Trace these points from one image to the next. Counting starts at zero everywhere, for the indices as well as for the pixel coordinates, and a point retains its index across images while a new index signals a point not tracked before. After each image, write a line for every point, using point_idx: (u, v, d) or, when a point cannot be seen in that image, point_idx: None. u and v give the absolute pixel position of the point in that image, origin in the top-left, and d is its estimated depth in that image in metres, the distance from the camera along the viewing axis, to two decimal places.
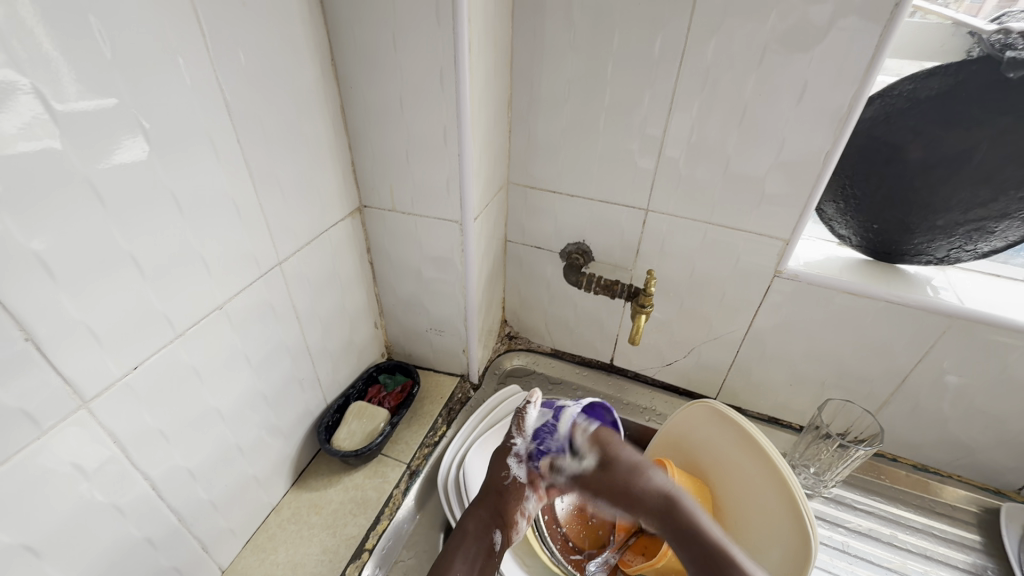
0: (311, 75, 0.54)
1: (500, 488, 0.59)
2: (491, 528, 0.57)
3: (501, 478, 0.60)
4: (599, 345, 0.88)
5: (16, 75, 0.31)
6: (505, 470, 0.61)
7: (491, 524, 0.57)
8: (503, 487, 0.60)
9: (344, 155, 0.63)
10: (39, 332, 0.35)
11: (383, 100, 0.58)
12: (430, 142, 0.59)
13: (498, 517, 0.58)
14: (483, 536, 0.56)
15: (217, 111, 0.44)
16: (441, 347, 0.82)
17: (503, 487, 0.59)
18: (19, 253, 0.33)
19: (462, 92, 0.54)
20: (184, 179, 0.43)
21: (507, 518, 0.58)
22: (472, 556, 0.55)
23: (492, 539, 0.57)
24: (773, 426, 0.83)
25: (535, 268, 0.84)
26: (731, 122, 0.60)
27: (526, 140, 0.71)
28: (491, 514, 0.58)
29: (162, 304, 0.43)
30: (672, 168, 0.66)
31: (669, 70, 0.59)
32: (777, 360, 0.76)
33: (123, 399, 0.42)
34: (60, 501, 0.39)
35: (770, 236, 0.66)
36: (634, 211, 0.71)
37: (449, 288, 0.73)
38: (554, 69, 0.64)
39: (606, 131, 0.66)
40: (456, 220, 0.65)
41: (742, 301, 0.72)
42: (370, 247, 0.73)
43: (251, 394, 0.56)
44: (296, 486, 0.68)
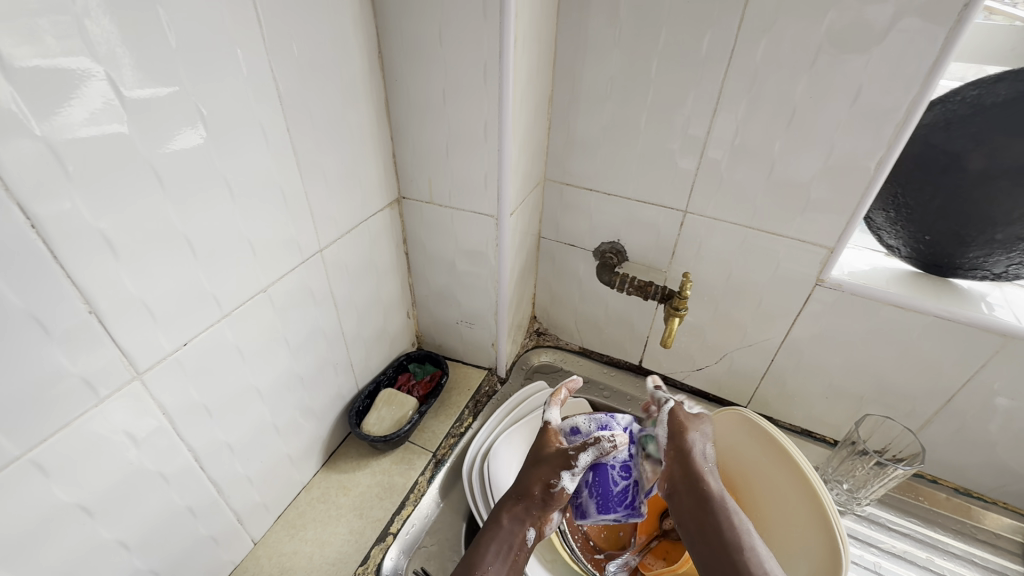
0: (358, 66, 0.55)
1: (535, 459, 0.57)
2: (525, 525, 0.54)
3: (547, 484, 0.55)
4: (629, 346, 0.88)
5: (91, 64, 0.33)
6: (556, 478, 0.54)
7: (526, 520, 0.54)
8: (546, 492, 0.54)
9: (386, 147, 0.64)
10: (101, 305, 0.37)
11: (426, 94, 0.59)
12: (470, 136, 0.60)
13: (536, 515, 0.54)
14: (513, 531, 0.53)
15: (270, 99, 0.46)
16: (471, 339, 0.83)
17: (548, 490, 0.54)
18: (86, 229, 0.35)
19: (505, 87, 0.54)
20: (236, 166, 0.44)
21: (540, 518, 0.54)
22: (504, 550, 0.52)
23: (525, 536, 0.54)
24: (807, 439, 0.80)
25: (568, 266, 0.84)
26: (779, 124, 0.58)
27: (565, 136, 0.71)
28: (531, 509, 0.54)
29: (211, 285, 0.45)
30: (713, 170, 0.64)
31: (716, 70, 0.58)
32: (813, 371, 0.74)
33: (173, 373, 0.44)
34: (113, 464, 0.41)
35: (814, 243, 0.64)
36: (672, 212, 0.70)
37: (482, 282, 0.74)
38: (597, 66, 0.63)
39: (647, 130, 0.65)
40: (492, 215, 0.65)
41: (780, 309, 0.71)
42: (406, 238, 0.74)
43: (288, 375, 0.58)
44: (327, 467, 0.70)
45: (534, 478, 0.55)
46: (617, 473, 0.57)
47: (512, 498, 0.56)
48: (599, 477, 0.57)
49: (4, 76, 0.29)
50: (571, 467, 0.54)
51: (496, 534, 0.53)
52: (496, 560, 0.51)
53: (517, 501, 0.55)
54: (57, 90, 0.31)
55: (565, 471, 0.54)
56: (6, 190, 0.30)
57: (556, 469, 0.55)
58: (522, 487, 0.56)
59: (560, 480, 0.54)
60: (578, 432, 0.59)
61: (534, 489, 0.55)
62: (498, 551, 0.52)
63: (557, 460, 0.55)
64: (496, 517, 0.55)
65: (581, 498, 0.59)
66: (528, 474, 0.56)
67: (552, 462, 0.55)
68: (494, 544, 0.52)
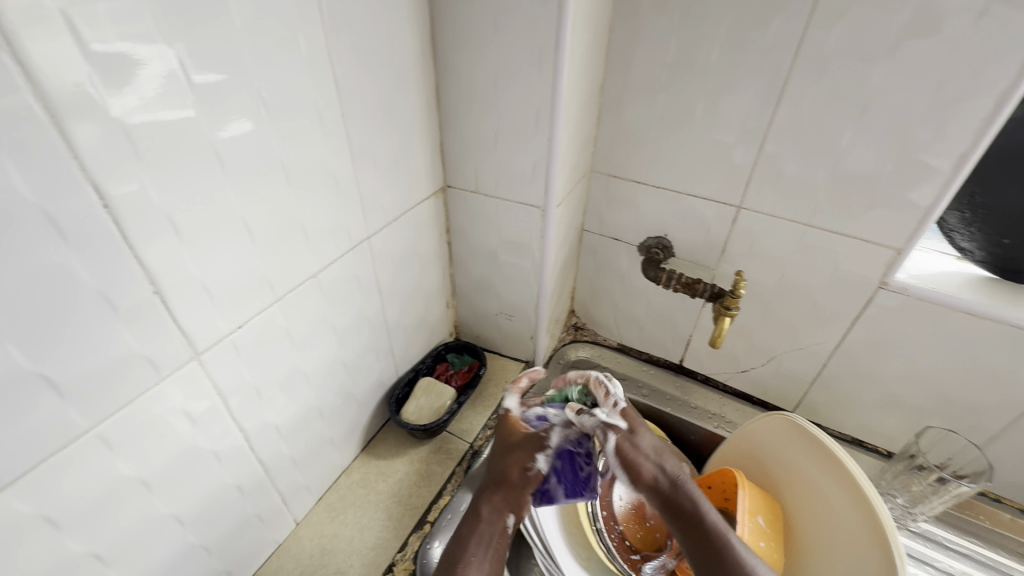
0: (411, 52, 0.55)
1: (506, 446, 0.61)
2: (503, 514, 0.58)
3: (524, 471, 0.59)
4: (670, 344, 0.85)
5: (165, 47, 0.33)
6: (529, 463, 0.59)
7: (505, 511, 0.57)
8: (512, 479, 0.58)
9: (434, 134, 0.63)
10: (165, 286, 0.37)
11: (477, 81, 0.58)
12: (520, 124, 0.58)
13: (513, 505, 0.58)
14: (494, 520, 0.57)
15: (327, 84, 0.46)
16: (509, 331, 0.82)
17: (525, 475, 0.58)
18: (153, 209, 0.35)
19: (560, 73, 0.53)
20: (292, 150, 0.44)
21: (521, 512, 0.59)
22: (487, 544, 0.55)
23: (505, 524, 0.57)
24: (857, 449, 0.77)
25: (610, 260, 0.82)
26: (850, 115, 0.55)
27: (615, 126, 0.69)
28: (508, 502, 0.58)
29: (265, 268, 0.45)
30: (773, 164, 0.61)
31: (783, 57, 0.55)
32: (869, 378, 0.70)
33: (227, 354, 0.44)
34: (172, 442, 0.42)
35: (880, 243, 0.60)
36: (725, 207, 0.67)
37: (523, 274, 0.73)
38: (654, 52, 0.61)
39: (703, 121, 0.62)
40: (539, 206, 0.64)
41: (837, 312, 0.67)
42: (449, 228, 0.73)
43: (333, 360, 0.59)
44: (367, 452, 0.71)
45: (511, 465, 0.59)
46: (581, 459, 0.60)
47: (489, 490, 0.58)
48: (563, 450, 0.59)
49: (85, 58, 0.29)
50: (546, 450, 0.59)
51: (474, 534, 0.55)
52: (487, 563, 0.54)
53: (490, 489, 0.58)
54: (119, 72, 0.31)
55: (541, 453, 0.59)
56: (83, 170, 0.31)
57: (531, 453, 0.59)
58: (500, 473, 0.59)
59: (539, 463, 0.59)
60: (545, 419, 0.62)
61: (512, 475, 0.58)
62: (479, 543, 0.55)
63: (531, 442, 0.59)
64: (475, 510, 0.57)
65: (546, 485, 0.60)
66: (502, 462, 0.59)
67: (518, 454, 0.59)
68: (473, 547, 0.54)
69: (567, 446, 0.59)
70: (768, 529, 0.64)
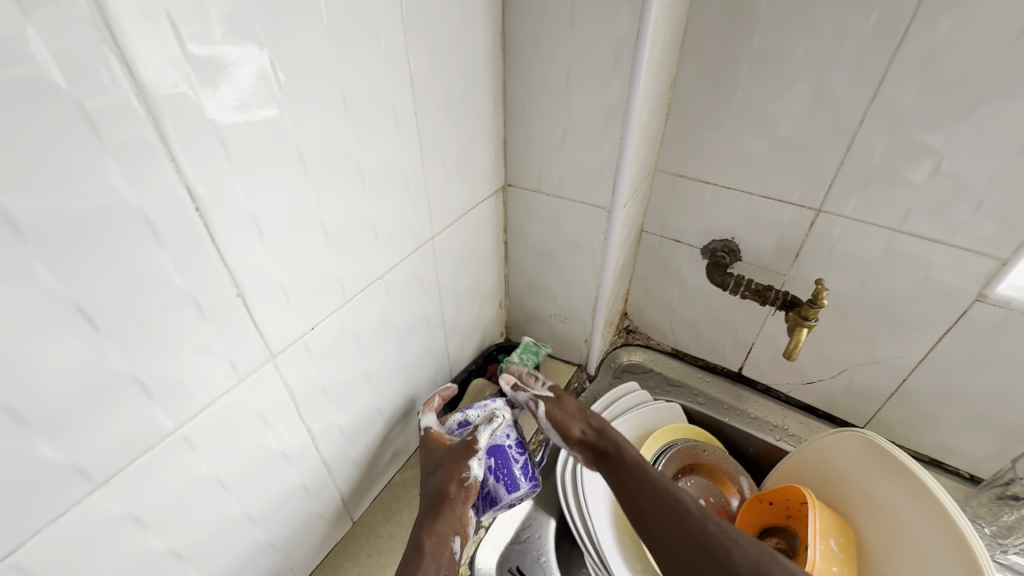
0: (482, 46, 0.53)
1: (432, 466, 0.56)
2: (449, 538, 0.51)
3: (461, 482, 0.53)
4: (729, 351, 0.82)
5: (258, 49, 0.32)
6: (466, 471, 0.54)
7: (451, 532, 0.51)
8: (456, 490, 0.53)
9: (497, 131, 0.62)
10: (247, 288, 0.37)
11: (547, 76, 0.55)
12: (590, 122, 0.56)
13: (459, 524, 0.52)
14: (440, 550, 0.49)
15: (402, 81, 0.44)
16: (562, 334, 0.80)
17: (462, 487, 0.53)
18: (239, 212, 0.35)
19: (638, 69, 0.50)
20: (368, 150, 0.43)
21: (462, 528, 0.52)
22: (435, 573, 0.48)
23: (452, 549, 0.50)
24: (935, 471, 0.72)
25: (670, 263, 0.79)
26: (960, 112, 0.50)
27: (685, 124, 0.66)
28: (456, 514, 0.52)
29: (338, 270, 0.45)
30: (862, 165, 0.57)
31: (884, 50, 0.50)
32: (956, 396, 0.65)
33: (300, 356, 0.44)
34: (246, 443, 0.42)
35: (982, 252, 0.55)
36: (803, 210, 0.63)
37: (582, 276, 0.71)
38: (734, 45, 0.57)
39: (785, 118, 0.59)
40: (604, 207, 0.62)
41: (924, 324, 0.63)
42: (506, 227, 0.72)
43: (394, 361, 0.58)
44: (420, 452, 0.71)
45: (441, 482, 0.53)
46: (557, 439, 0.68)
47: (430, 516, 0.52)
48: (492, 448, 0.56)
49: (185, 61, 0.28)
50: (478, 453, 0.55)
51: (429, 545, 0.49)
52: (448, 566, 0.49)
53: (431, 517, 0.52)
54: (218, 75, 0.30)
55: (472, 458, 0.54)
56: (178, 172, 0.30)
57: (462, 461, 0.54)
58: (439, 495, 0.53)
59: (471, 469, 0.54)
60: (468, 423, 0.60)
61: (448, 488, 0.53)
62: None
63: (460, 455, 0.55)
64: (416, 543, 0.50)
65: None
66: (426, 481, 0.55)
67: (459, 459, 0.54)
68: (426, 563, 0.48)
69: (497, 440, 0.57)
70: (841, 552, 0.60)
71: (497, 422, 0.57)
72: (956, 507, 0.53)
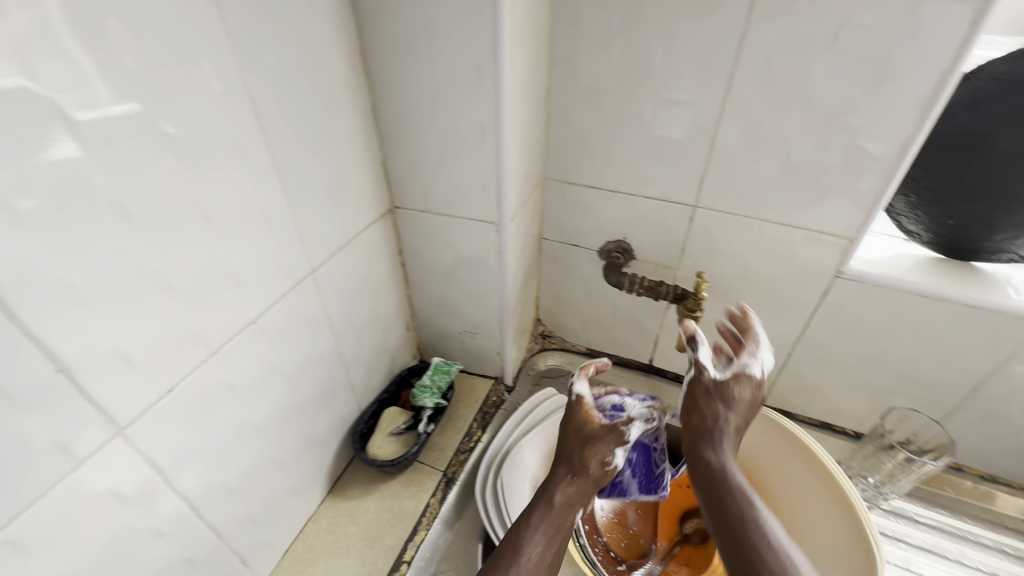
0: (339, 70, 0.51)
1: (586, 437, 0.62)
2: (572, 508, 0.58)
3: (591, 466, 0.59)
4: (638, 345, 0.85)
5: (31, 85, 0.28)
6: (608, 457, 0.60)
7: (533, 536, 0.55)
8: (551, 491, 0.58)
9: (374, 154, 0.59)
10: (71, 361, 0.33)
11: (416, 96, 0.54)
12: (466, 138, 0.55)
13: (556, 529, 0.56)
14: (521, 555, 0.53)
15: (245, 113, 0.41)
16: (475, 349, 0.79)
17: (575, 471, 0.60)
18: (45, 279, 0.31)
19: (501, 84, 0.50)
20: (213, 191, 0.40)
21: (534, 538, 0.55)
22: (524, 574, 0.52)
23: (534, 554, 0.54)
24: (827, 432, 0.78)
25: (572, 267, 0.80)
26: (797, 109, 0.54)
27: (565, 132, 0.67)
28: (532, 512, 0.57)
29: (195, 322, 0.41)
30: (725, 161, 0.61)
31: (727, 55, 0.54)
32: (833, 364, 0.71)
33: (158, 422, 0.40)
34: (99, 528, 0.38)
35: (834, 233, 0.60)
36: (681, 207, 0.66)
37: (484, 291, 0.70)
38: (597, 55, 0.59)
39: (652, 122, 0.61)
40: (493, 221, 0.61)
41: (798, 303, 0.68)
42: (401, 249, 0.70)
43: (285, 406, 0.55)
44: (333, 494, 0.67)
45: (589, 459, 0.60)
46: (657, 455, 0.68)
47: (523, 519, 0.57)
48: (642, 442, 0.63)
49: None
50: (622, 444, 0.60)
51: (557, 501, 0.58)
52: (542, 540, 0.55)
53: (517, 525, 0.56)
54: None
55: (619, 445, 0.60)
56: None
57: (611, 447, 0.60)
58: (580, 465, 0.60)
59: (614, 458, 0.60)
60: (622, 408, 0.66)
61: (554, 497, 0.58)
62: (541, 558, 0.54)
63: (609, 440, 0.60)
64: (513, 546, 0.54)
65: (621, 478, 0.69)
66: (579, 454, 0.61)
67: (593, 448, 0.60)
68: (552, 515, 0.57)
69: (643, 434, 0.63)
70: None
71: (651, 423, 0.62)
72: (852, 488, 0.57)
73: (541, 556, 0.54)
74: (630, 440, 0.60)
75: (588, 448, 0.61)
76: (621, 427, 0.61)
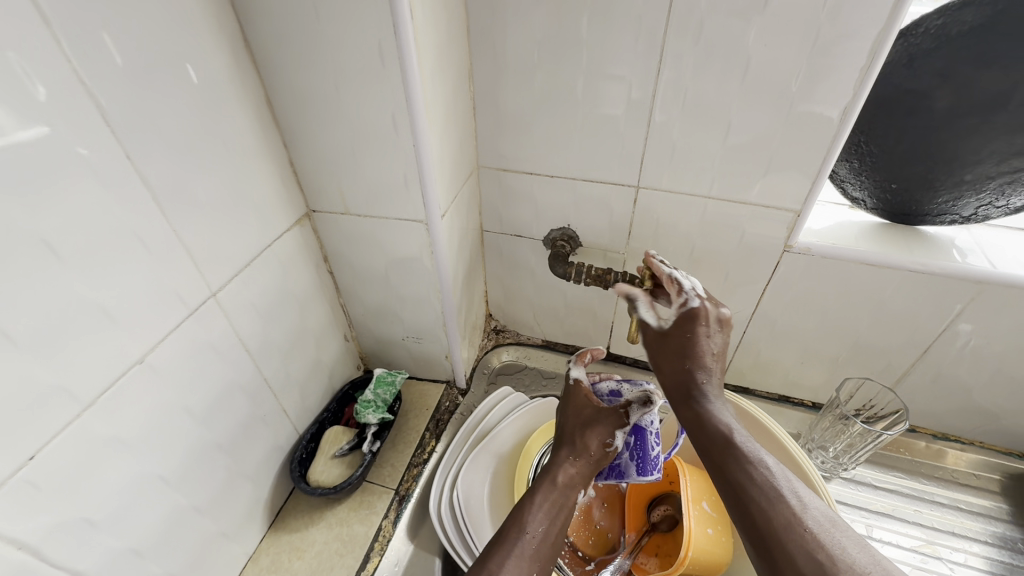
0: (220, 60, 0.44)
1: (587, 420, 0.61)
2: (576, 488, 0.57)
3: (604, 447, 0.59)
4: (593, 333, 0.81)
5: None
6: (611, 438, 0.59)
7: (537, 511, 0.53)
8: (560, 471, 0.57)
9: (279, 154, 0.53)
10: None
11: (316, 84, 0.48)
12: (379, 131, 0.49)
13: (558, 510, 0.54)
14: (524, 532, 0.51)
15: (91, 121, 0.34)
16: (421, 354, 0.74)
17: (590, 450, 0.58)
18: None
19: (408, 67, 0.44)
20: (59, 220, 0.34)
21: (537, 515, 0.53)
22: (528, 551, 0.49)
23: (534, 531, 0.51)
24: (785, 406, 0.77)
25: (518, 258, 0.76)
26: (734, 77, 0.51)
27: (495, 115, 0.61)
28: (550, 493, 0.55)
29: (56, 375, 0.35)
30: (665, 138, 0.57)
31: (657, 21, 0.49)
32: (788, 338, 0.70)
33: (21, 496, 0.34)
34: None
35: (779, 207, 0.58)
36: (624, 188, 0.63)
37: (423, 293, 0.65)
38: (520, 29, 0.54)
39: (585, 99, 0.57)
40: (421, 219, 0.56)
41: (749, 280, 0.66)
42: (326, 256, 0.63)
43: (199, 446, 0.48)
44: (275, 529, 0.61)
45: (589, 440, 0.59)
46: (655, 438, 0.60)
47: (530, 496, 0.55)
48: (637, 431, 0.60)
49: None
50: (624, 427, 0.59)
51: (560, 480, 0.56)
52: (545, 518, 0.53)
53: (521, 506, 0.53)
54: None
55: (620, 428, 0.59)
56: None
57: (612, 429, 0.59)
58: (581, 446, 0.59)
59: (614, 440, 0.59)
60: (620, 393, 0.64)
61: (561, 476, 0.57)
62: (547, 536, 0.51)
63: (610, 421, 0.60)
64: (515, 521, 0.52)
65: (619, 458, 0.61)
66: (580, 435, 0.59)
67: (599, 428, 0.59)
68: (556, 494, 0.55)
69: (642, 423, 0.60)
70: (714, 511, 0.63)
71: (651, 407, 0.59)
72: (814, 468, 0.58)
73: (549, 530, 0.52)
74: (631, 424, 0.59)
75: (593, 427, 0.60)
76: (620, 409, 0.60)
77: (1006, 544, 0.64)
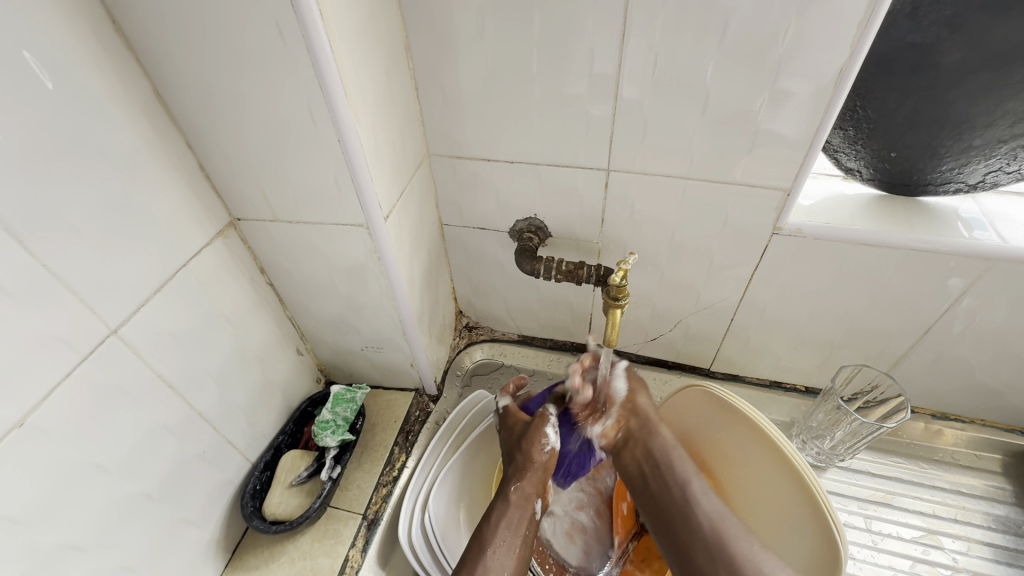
0: (85, 51, 0.36)
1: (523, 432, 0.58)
2: (531, 499, 0.54)
3: (545, 452, 0.55)
4: (572, 326, 0.76)
5: None
6: (546, 441, 0.56)
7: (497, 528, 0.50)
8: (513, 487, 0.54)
9: (185, 159, 0.45)
10: None
11: (213, 75, 0.40)
12: (296, 127, 0.42)
13: (519, 523, 0.52)
14: (487, 549, 0.49)
15: None
16: (384, 363, 0.68)
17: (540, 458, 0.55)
18: None
19: (314, 47, 0.37)
20: None
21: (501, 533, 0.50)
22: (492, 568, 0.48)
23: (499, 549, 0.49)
24: (778, 392, 0.73)
25: (484, 252, 0.69)
26: (711, 39, 0.43)
27: (441, 95, 0.53)
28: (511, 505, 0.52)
29: None
30: (634, 114, 0.50)
31: None
32: (779, 324, 0.65)
33: None
34: None
35: (766, 186, 0.52)
36: (593, 172, 0.56)
37: (375, 301, 0.58)
38: None
39: (542, 74, 0.49)
40: (360, 223, 0.49)
41: (735, 265, 0.60)
42: (263, 267, 0.56)
43: (120, 503, 0.43)
44: (234, 567, 0.57)
45: (529, 451, 0.55)
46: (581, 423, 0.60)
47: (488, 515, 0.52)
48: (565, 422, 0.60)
49: None
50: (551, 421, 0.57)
51: (512, 500, 0.53)
52: (508, 532, 0.51)
53: (480, 528, 0.51)
54: None
55: (550, 427, 0.56)
56: None
57: (542, 431, 0.56)
58: (523, 459, 0.55)
59: (548, 442, 0.56)
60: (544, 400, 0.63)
61: (511, 491, 0.54)
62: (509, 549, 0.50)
63: (540, 424, 0.57)
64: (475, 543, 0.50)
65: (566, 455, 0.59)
66: (518, 449, 0.56)
67: (536, 432, 0.57)
68: (512, 511, 0.52)
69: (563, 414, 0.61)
70: None
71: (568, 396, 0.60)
72: (795, 448, 0.53)
73: (509, 553, 0.50)
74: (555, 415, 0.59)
75: (530, 434, 0.57)
76: (547, 411, 0.58)
77: (1009, 529, 0.61)
